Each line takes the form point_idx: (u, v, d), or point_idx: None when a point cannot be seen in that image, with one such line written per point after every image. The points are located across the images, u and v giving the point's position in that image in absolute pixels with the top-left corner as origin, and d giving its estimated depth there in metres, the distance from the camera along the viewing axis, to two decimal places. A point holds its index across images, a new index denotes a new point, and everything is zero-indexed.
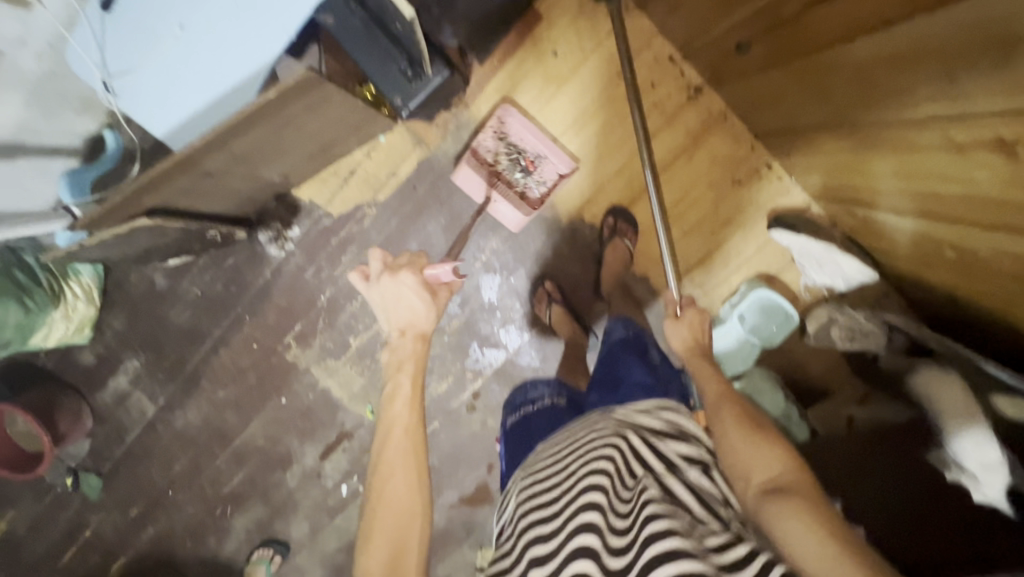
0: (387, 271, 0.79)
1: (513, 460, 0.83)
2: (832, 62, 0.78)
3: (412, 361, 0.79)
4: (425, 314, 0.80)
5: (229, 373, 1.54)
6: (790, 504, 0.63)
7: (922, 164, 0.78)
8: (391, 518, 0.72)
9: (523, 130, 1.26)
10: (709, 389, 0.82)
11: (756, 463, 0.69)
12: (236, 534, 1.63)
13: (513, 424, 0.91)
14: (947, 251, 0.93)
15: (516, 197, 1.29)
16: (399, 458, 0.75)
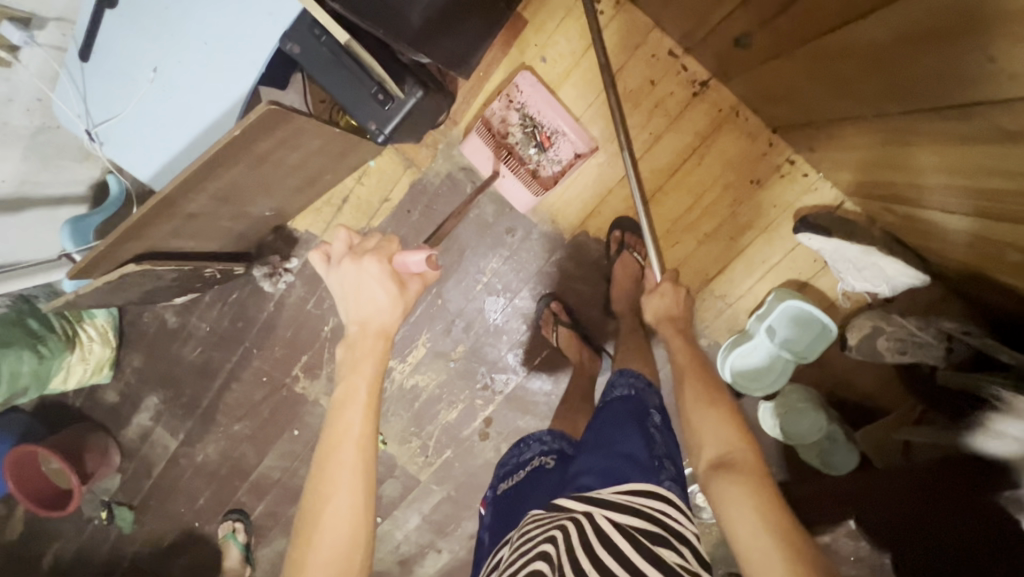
0: (349, 256, 0.73)
1: (499, 530, 0.73)
2: (845, 47, 0.66)
3: (369, 386, 0.68)
4: (389, 308, 0.72)
5: (242, 407, 1.54)
6: (736, 478, 0.67)
7: (972, 157, 0.64)
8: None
9: (540, 99, 1.17)
10: (685, 383, 0.83)
11: (712, 437, 0.73)
12: (261, 566, 1.64)
13: (501, 492, 0.80)
14: (1012, 254, 0.78)
15: (527, 175, 1.19)
16: (337, 516, 0.63)
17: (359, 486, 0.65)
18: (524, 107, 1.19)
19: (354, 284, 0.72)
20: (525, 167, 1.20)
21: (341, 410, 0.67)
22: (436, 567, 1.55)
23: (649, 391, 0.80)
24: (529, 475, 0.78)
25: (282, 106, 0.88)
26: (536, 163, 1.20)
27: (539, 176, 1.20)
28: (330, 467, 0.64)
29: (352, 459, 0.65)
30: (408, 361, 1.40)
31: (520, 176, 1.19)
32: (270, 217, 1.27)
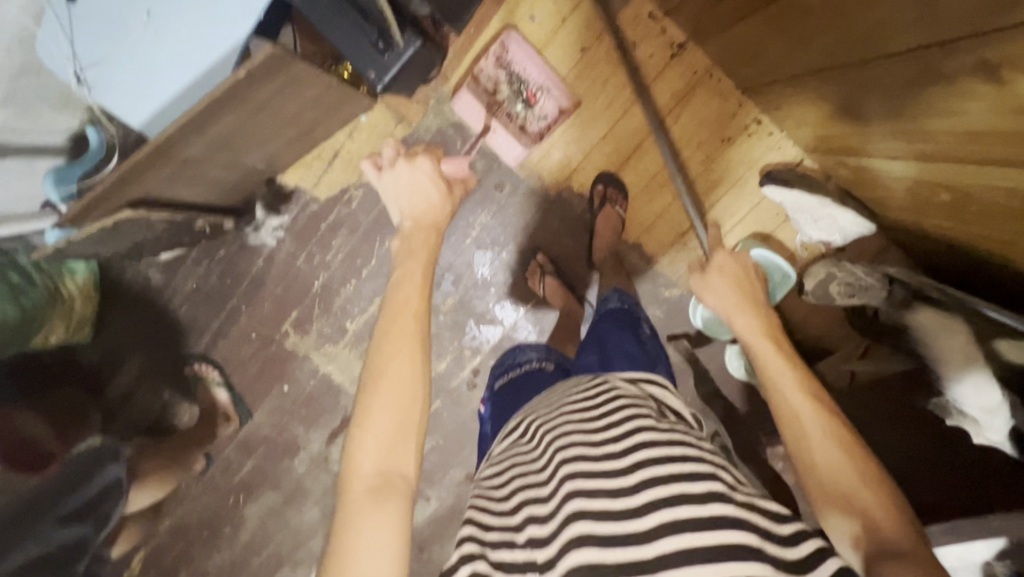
0: (402, 157, 0.80)
1: (498, 414, 0.86)
2: (809, 5, 0.76)
3: (423, 271, 0.74)
4: (439, 204, 0.80)
5: (230, 364, 1.55)
6: (899, 560, 0.53)
7: (913, 102, 0.74)
8: (380, 446, 0.63)
9: (525, 56, 1.21)
10: (787, 379, 0.70)
11: (848, 493, 0.60)
12: (250, 521, 1.73)
13: (497, 388, 0.92)
14: (942, 193, 0.90)
15: (516, 129, 1.26)
16: (402, 373, 0.66)
17: (416, 354, 0.67)
18: (511, 63, 1.23)
19: (408, 184, 0.80)
20: (515, 122, 1.25)
21: (396, 287, 0.71)
22: (424, 516, 1.61)
23: (637, 306, 0.96)
24: (528, 370, 0.91)
25: (286, 50, 0.91)
26: (524, 118, 1.26)
27: (527, 130, 1.26)
28: (388, 336, 0.68)
29: (408, 325, 0.69)
30: None
31: (509, 130, 1.26)
32: (261, 171, 1.29)
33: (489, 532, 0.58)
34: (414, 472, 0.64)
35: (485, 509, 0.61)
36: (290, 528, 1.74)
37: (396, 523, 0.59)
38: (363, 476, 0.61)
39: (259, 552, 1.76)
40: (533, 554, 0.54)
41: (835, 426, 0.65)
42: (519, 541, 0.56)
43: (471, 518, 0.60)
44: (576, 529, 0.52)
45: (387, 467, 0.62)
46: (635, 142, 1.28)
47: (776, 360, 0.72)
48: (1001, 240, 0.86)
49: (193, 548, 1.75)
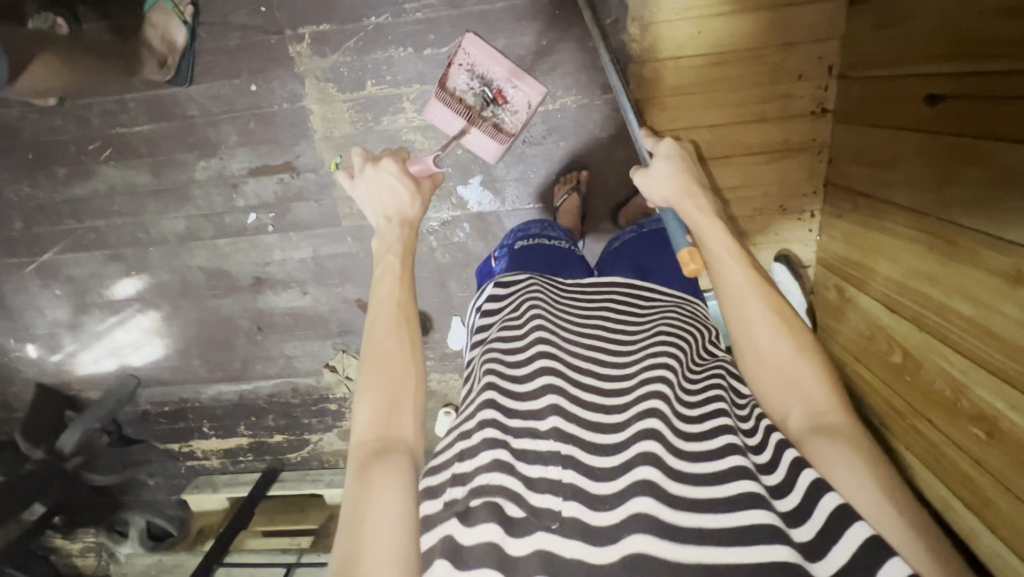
0: (369, 163, 0.86)
1: (524, 265, 0.97)
2: (977, 156, 0.86)
3: (400, 260, 0.80)
4: (410, 203, 0.85)
5: (213, 17, 1.28)
6: (837, 442, 0.61)
7: (965, 281, 0.90)
8: (379, 414, 0.65)
9: (487, 57, 1.22)
10: (704, 224, 0.80)
11: (787, 376, 0.68)
12: (99, 181, 1.44)
13: (517, 248, 1.03)
14: (895, 354, 1.11)
15: (491, 128, 1.25)
16: (390, 347, 0.70)
17: (406, 338, 0.71)
18: (474, 67, 1.23)
19: (378, 187, 0.85)
20: (489, 127, 1.25)
21: (379, 283, 0.78)
22: (288, 304, 1.58)
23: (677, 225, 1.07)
24: (551, 245, 1.03)
25: None
26: (497, 118, 1.26)
27: (502, 129, 1.26)
28: (379, 322, 0.73)
29: (395, 315, 0.74)
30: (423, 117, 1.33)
31: (484, 129, 1.25)
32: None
33: (511, 420, 0.60)
34: (412, 436, 0.65)
35: (506, 393, 0.62)
36: (141, 220, 1.49)
37: (404, 472, 0.59)
38: (365, 442, 0.63)
39: (86, 214, 1.49)
40: (555, 445, 0.58)
41: (787, 328, 0.70)
42: (544, 432, 0.59)
43: (498, 397, 0.62)
44: (586, 487, 0.55)
45: (385, 433, 0.63)
46: (728, 150, 1.32)
47: (725, 244, 0.77)
48: (899, 408, 1.10)
49: (12, 154, 1.44)
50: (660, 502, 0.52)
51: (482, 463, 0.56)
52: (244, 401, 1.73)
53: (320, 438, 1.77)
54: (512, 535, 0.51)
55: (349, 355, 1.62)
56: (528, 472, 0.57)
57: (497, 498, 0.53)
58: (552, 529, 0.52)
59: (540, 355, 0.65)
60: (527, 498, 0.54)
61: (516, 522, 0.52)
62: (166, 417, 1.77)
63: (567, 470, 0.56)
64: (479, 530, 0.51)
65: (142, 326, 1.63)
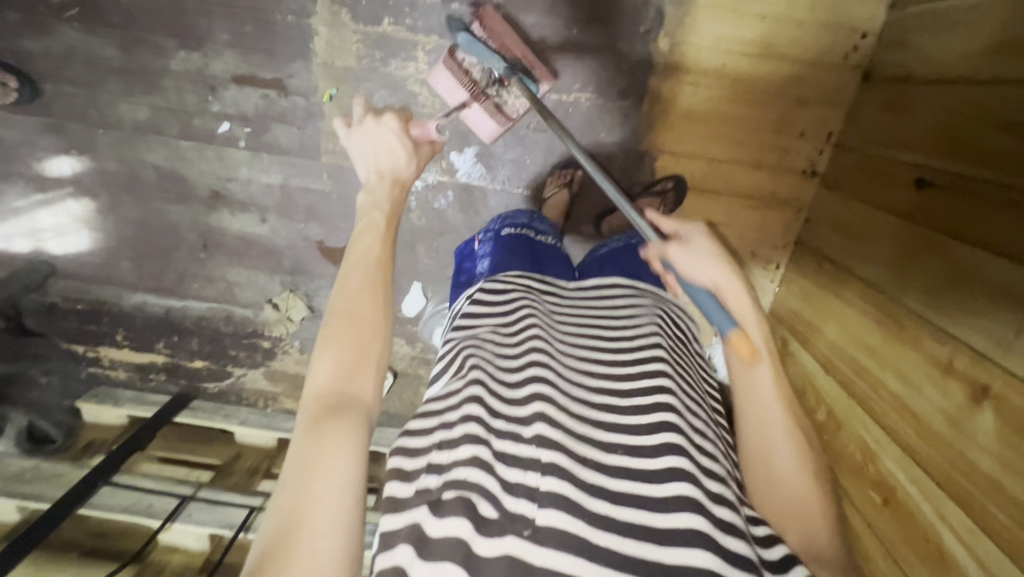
0: (370, 116, 0.96)
1: (509, 253, 0.97)
2: (939, 249, 0.93)
3: (386, 220, 0.85)
4: (403, 162, 0.94)
5: None
6: (824, 574, 0.67)
7: (901, 360, 0.97)
8: (340, 370, 0.66)
9: (503, 33, 1.18)
10: (728, 291, 0.84)
11: (786, 484, 0.73)
12: (60, 40, 1.30)
13: (504, 235, 1.03)
14: (819, 412, 1.18)
15: (492, 107, 1.22)
16: (359, 302, 0.72)
17: (378, 296, 0.74)
18: (487, 41, 1.18)
19: (376, 140, 0.94)
20: (490, 105, 1.22)
21: (359, 240, 0.81)
22: (241, 228, 1.48)
23: None
24: (537, 239, 1.03)
25: None
26: (500, 98, 1.23)
27: (502, 111, 1.23)
28: (353, 278, 0.75)
29: (372, 274, 0.76)
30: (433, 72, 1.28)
31: (485, 107, 1.22)
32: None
33: (495, 419, 0.65)
34: (370, 398, 0.65)
35: (495, 397, 0.68)
36: (98, 96, 1.36)
37: (357, 434, 0.59)
38: (321, 396, 0.63)
39: (33, 72, 1.34)
40: (537, 452, 0.61)
41: (794, 430, 0.75)
42: (526, 437, 0.63)
43: (484, 395, 0.66)
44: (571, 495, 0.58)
45: (342, 390, 0.64)
46: (719, 186, 1.35)
47: (752, 328, 0.81)
48: None
49: None
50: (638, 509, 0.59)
51: (462, 457, 0.60)
52: (169, 318, 1.61)
53: (243, 373, 1.69)
54: (483, 534, 0.55)
55: (296, 295, 1.54)
56: (506, 475, 0.60)
57: (472, 495, 0.57)
58: (523, 535, 0.55)
59: (535, 367, 0.70)
60: (501, 500, 0.58)
61: (488, 521, 0.56)
62: (77, 316, 1.62)
63: (545, 477, 0.59)
64: (448, 523, 0.55)
65: (70, 212, 1.48)
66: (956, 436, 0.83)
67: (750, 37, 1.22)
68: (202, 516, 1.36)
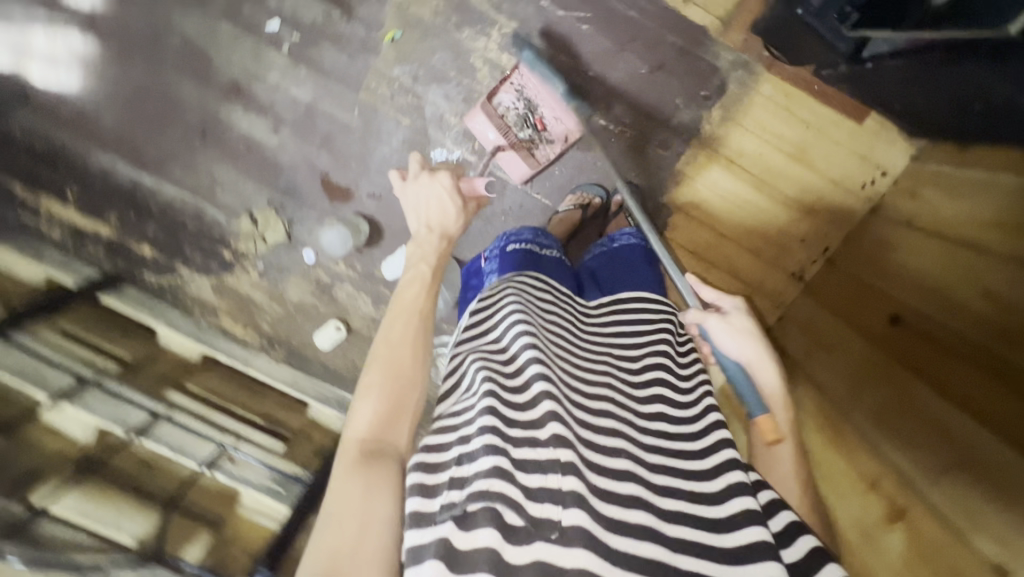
0: (425, 174, 1.09)
1: (516, 265, 1.01)
2: (896, 379, 1.02)
3: (430, 271, 0.94)
4: (451, 216, 1.07)
5: None
6: None
7: (839, 468, 1.06)
8: (378, 417, 0.71)
9: (538, 83, 1.26)
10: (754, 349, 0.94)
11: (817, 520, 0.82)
12: None
13: (510, 249, 1.06)
14: None
15: (523, 153, 1.29)
16: (397, 352, 0.77)
17: (420, 346, 0.80)
18: (524, 89, 1.27)
19: (426, 195, 1.08)
20: (522, 148, 1.29)
21: (407, 288, 0.89)
22: (248, 130, 1.41)
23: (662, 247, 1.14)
24: (546, 255, 1.06)
25: None
26: (534, 144, 1.30)
27: (535, 155, 1.30)
28: (396, 320, 0.83)
29: (415, 320, 0.83)
30: (500, 56, 1.29)
31: (518, 151, 1.29)
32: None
33: (511, 428, 0.65)
34: (405, 448, 0.70)
35: (507, 405, 0.67)
36: None
37: (392, 482, 0.64)
38: (361, 440, 0.68)
39: None
40: (555, 453, 0.63)
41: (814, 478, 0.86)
42: (543, 441, 0.64)
43: (498, 405, 0.66)
44: (588, 499, 0.61)
45: (381, 437, 0.69)
46: (714, 262, 1.41)
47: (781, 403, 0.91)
48: None
49: None
50: (659, 545, 0.60)
51: (483, 466, 0.60)
52: (133, 193, 1.49)
53: (189, 276, 1.57)
54: (512, 543, 0.56)
55: (279, 217, 1.47)
56: (527, 480, 0.61)
57: (496, 505, 0.57)
58: (551, 539, 0.57)
59: (530, 371, 0.72)
60: (525, 507, 0.59)
61: (514, 530, 0.57)
62: (32, 155, 1.47)
63: (565, 478, 0.61)
64: (480, 535, 0.55)
65: (73, 46, 1.37)
66: (872, 551, 0.91)
67: (792, 140, 1.31)
68: (98, 407, 1.24)
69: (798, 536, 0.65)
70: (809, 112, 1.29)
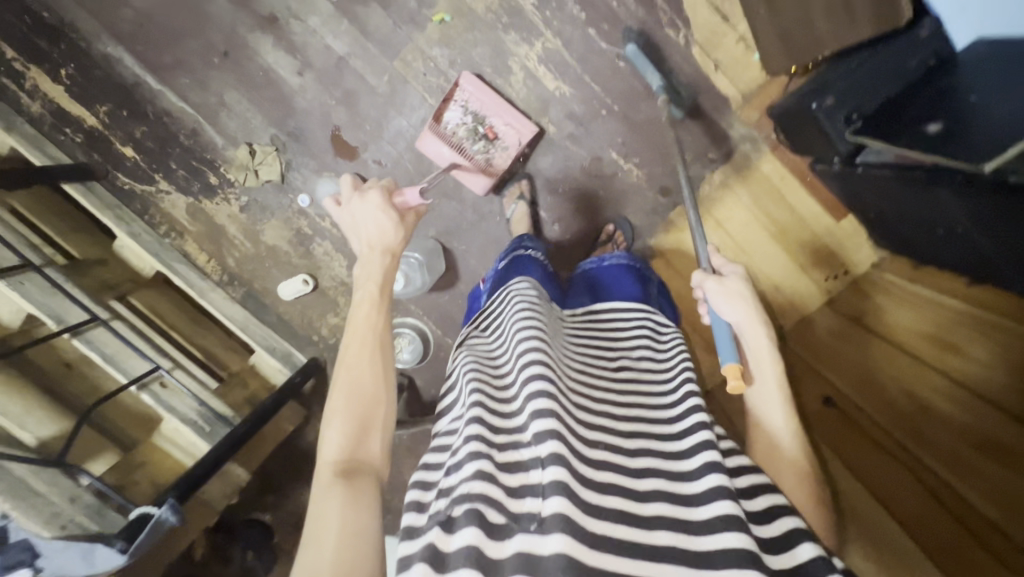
0: (356, 194, 0.99)
1: (502, 277, 1.13)
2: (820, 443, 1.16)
3: (381, 287, 0.91)
4: (392, 232, 0.97)
5: None
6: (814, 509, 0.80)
7: None
8: (348, 436, 0.76)
9: (481, 97, 1.32)
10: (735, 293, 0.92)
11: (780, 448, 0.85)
12: None
13: (499, 267, 1.18)
14: None
15: (479, 164, 1.35)
16: (359, 374, 0.80)
17: (378, 366, 0.83)
18: (469, 104, 1.33)
19: (359, 213, 0.98)
20: (478, 163, 1.35)
21: (358, 311, 0.88)
22: (272, 64, 1.38)
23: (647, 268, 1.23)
24: (530, 260, 1.16)
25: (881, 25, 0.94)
26: (489, 152, 1.35)
27: (491, 164, 1.36)
28: (351, 348, 0.84)
29: (369, 344, 0.85)
30: (537, 67, 1.32)
31: (474, 163, 1.34)
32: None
33: (496, 435, 0.73)
34: (380, 458, 0.77)
35: (492, 416, 0.75)
36: None
37: (366, 500, 0.71)
38: (336, 461, 0.75)
39: None
40: (539, 451, 0.68)
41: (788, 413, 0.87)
42: (526, 442, 0.71)
43: (485, 417, 0.74)
44: (574, 488, 0.65)
45: (355, 456, 0.75)
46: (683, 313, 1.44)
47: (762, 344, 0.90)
48: None
49: None
50: (621, 525, 0.64)
51: (467, 473, 0.66)
52: (132, 91, 1.43)
53: (166, 190, 1.51)
54: (494, 540, 0.61)
55: (277, 158, 1.44)
56: (511, 480, 0.68)
57: (478, 504, 0.63)
58: (530, 529, 0.62)
59: (527, 373, 0.78)
60: (506, 504, 0.65)
61: (497, 526, 0.63)
62: (35, 21, 1.39)
63: (547, 471, 0.65)
64: (460, 534, 0.61)
65: None
66: None
67: (777, 221, 1.40)
68: (35, 294, 1.15)
69: (778, 519, 0.69)
70: (798, 200, 1.38)
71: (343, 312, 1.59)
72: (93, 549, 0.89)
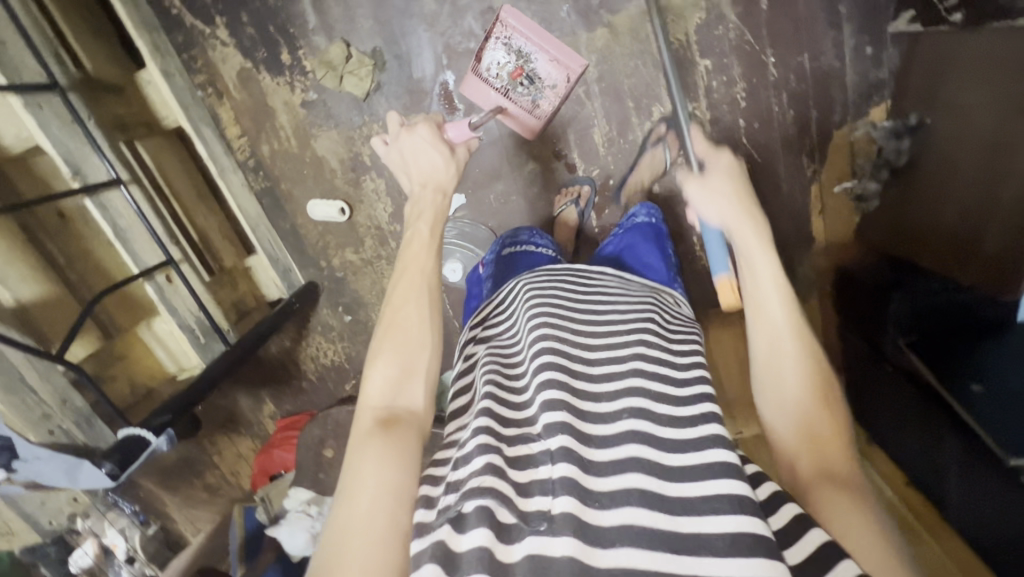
0: (405, 129, 0.87)
1: (503, 272, 1.04)
2: None
3: (429, 225, 0.81)
4: (444, 170, 0.86)
5: None
6: (839, 486, 0.60)
7: None
8: (391, 380, 0.68)
9: (526, 29, 1.18)
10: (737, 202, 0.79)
11: (797, 399, 0.68)
12: None
13: (503, 253, 1.09)
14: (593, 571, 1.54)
15: (522, 109, 1.24)
16: (407, 317, 0.72)
17: (424, 306, 0.74)
18: (512, 39, 1.19)
19: (412, 149, 0.86)
20: (524, 106, 1.24)
21: (407, 246, 0.80)
22: None
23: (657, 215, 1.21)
24: (536, 253, 1.08)
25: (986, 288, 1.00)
26: (532, 96, 1.23)
27: (538, 108, 1.24)
28: (399, 286, 0.75)
29: (416, 284, 0.76)
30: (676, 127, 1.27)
31: (519, 107, 1.23)
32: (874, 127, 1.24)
33: (506, 428, 0.63)
34: (422, 407, 0.67)
35: (504, 404, 0.67)
36: None
37: (398, 452, 0.59)
38: (375, 405, 0.65)
39: None
40: (547, 447, 0.59)
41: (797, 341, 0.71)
42: (536, 437, 0.62)
43: (494, 409, 0.65)
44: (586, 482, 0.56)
45: (394, 401, 0.66)
46: None
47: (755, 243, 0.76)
48: None
49: None
50: (647, 521, 0.52)
51: (476, 467, 0.56)
52: None
53: (222, 40, 1.27)
54: (503, 541, 0.51)
55: (371, 74, 1.25)
56: (517, 478, 0.58)
57: (490, 501, 0.53)
58: (541, 532, 0.52)
59: (538, 355, 0.69)
60: (517, 503, 0.54)
61: (507, 528, 0.52)
62: None
63: (557, 468, 0.56)
64: (470, 536, 0.51)
65: None
66: None
67: None
68: (53, 126, 0.93)
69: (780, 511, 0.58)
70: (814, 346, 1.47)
71: (363, 253, 1.48)
72: (79, 467, 0.82)
